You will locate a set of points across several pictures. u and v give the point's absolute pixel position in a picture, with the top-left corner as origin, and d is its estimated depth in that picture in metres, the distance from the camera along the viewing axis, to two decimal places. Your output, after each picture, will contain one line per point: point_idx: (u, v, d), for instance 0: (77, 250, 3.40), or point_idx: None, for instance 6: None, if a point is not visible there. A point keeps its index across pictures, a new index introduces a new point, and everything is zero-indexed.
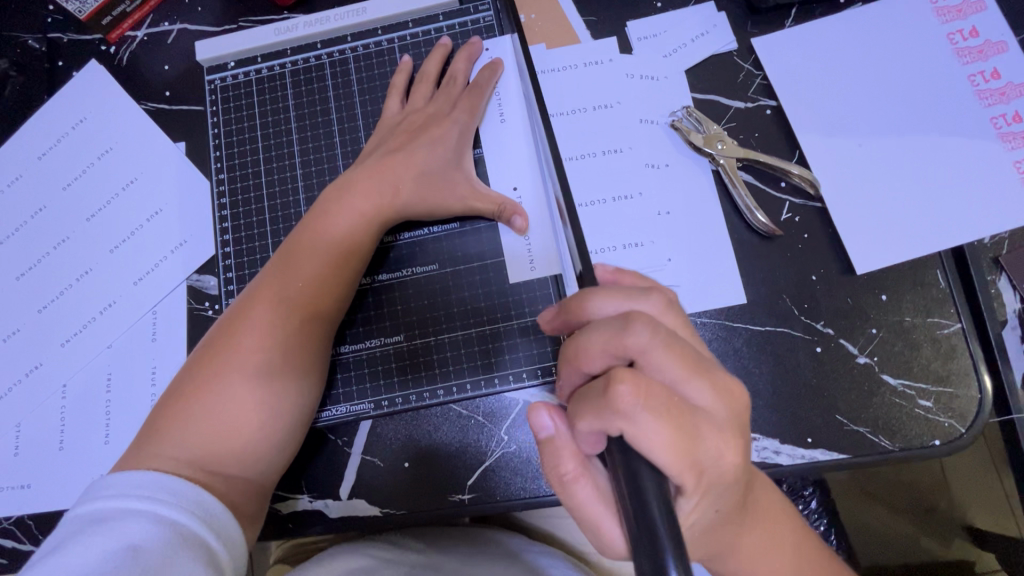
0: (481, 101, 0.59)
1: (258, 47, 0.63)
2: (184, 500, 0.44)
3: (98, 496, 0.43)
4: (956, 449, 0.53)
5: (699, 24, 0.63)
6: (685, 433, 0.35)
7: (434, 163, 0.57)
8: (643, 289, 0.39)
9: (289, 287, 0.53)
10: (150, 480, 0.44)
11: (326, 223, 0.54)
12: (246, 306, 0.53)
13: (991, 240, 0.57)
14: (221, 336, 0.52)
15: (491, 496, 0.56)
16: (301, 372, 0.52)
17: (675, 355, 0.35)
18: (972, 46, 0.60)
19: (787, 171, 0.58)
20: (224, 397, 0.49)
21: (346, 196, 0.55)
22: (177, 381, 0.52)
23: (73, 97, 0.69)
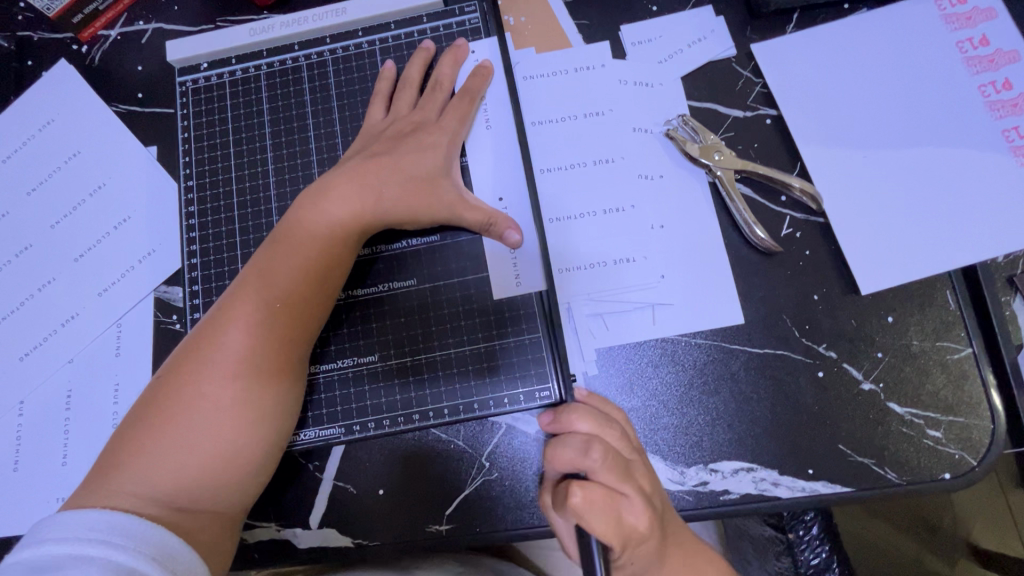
0: (470, 109, 0.56)
1: (233, 48, 0.60)
2: (141, 542, 0.41)
3: (43, 540, 0.40)
4: (967, 483, 0.50)
5: (696, 29, 0.60)
6: (617, 525, 0.39)
7: (421, 170, 0.53)
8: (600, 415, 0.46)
9: (263, 301, 0.49)
10: (106, 520, 0.41)
11: (303, 233, 0.51)
12: (214, 326, 0.49)
13: (1004, 259, 0.54)
14: (186, 357, 0.48)
15: (467, 528, 0.53)
16: (277, 392, 0.48)
17: (613, 466, 0.40)
18: (982, 54, 0.57)
19: (788, 185, 0.55)
20: (194, 425, 0.46)
21: (324, 203, 0.51)
22: (139, 405, 0.48)
23: (40, 97, 0.66)
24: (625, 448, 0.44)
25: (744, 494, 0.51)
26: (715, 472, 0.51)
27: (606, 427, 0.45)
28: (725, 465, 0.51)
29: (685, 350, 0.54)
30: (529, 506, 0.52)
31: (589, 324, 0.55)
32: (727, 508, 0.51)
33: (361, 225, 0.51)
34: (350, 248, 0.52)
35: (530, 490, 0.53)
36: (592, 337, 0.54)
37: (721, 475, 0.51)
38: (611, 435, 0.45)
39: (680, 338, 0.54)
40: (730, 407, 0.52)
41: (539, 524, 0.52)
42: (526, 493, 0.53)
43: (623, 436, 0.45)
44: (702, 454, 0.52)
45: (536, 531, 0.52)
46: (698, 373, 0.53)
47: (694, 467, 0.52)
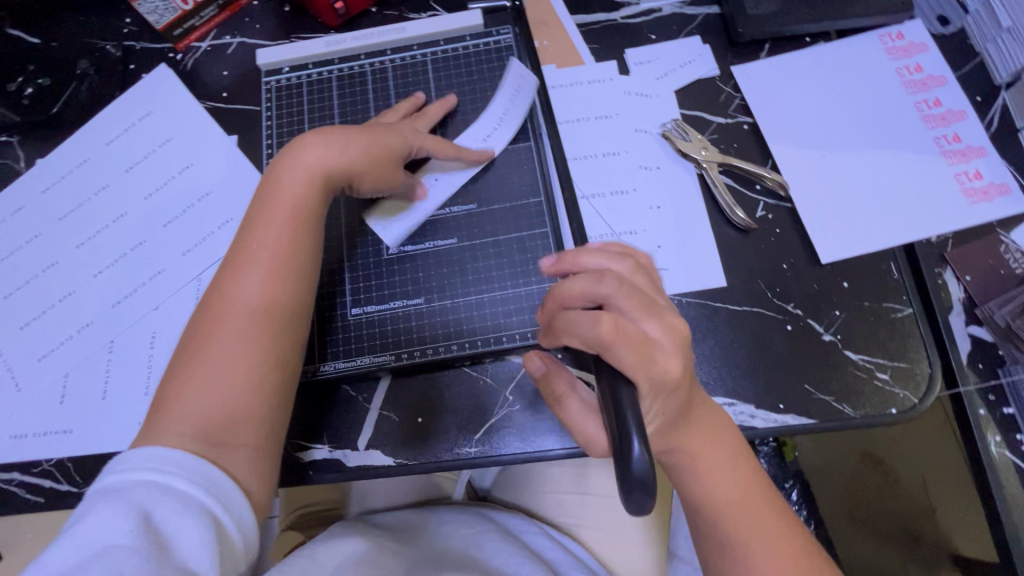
0: (453, 148, 0.66)
1: (310, 55, 0.73)
2: (190, 471, 0.45)
3: (110, 473, 0.44)
4: (911, 417, 0.60)
5: (687, 53, 0.74)
6: (649, 361, 0.42)
7: (394, 149, 0.62)
8: (613, 254, 0.48)
9: (256, 251, 0.55)
10: (159, 457, 0.45)
11: (237, 281, 0.53)
12: (172, 377, 0.51)
13: (936, 239, 0.66)
14: (157, 404, 0.50)
15: (494, 449, 0.62)
16: (276, 328, 0.53)
17: (632, 298, 0.43)
18: (917, 78, 0.71)
19: (761, 175, 0.68)
20: (214, 369, 0.51)
21: (259, 241, 0.55)
22: (165, 370, 0.52)
23: (140, 93, 0.79)
24: (643, 284, 0.47)
25: None
26: None
27: (620, 263, 0.47)
28: (711, 400, 0.62)
29: (677, 306, 0.65)
30: (545, 432, 0.62)
31: None
32: None
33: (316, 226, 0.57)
34: (305, 254, 0.57)
35: (546, 418, 0.62)
36: None
37: None
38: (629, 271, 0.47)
39: (673, 297, 0.65)
40: (715, 351, 0.63)
41: (554, 447, 0.62)
42: (543, 420, 0.63)
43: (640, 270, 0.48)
44: None
45: (552, 453, 0.62)
46: (688, 325, 0.64)
47: None
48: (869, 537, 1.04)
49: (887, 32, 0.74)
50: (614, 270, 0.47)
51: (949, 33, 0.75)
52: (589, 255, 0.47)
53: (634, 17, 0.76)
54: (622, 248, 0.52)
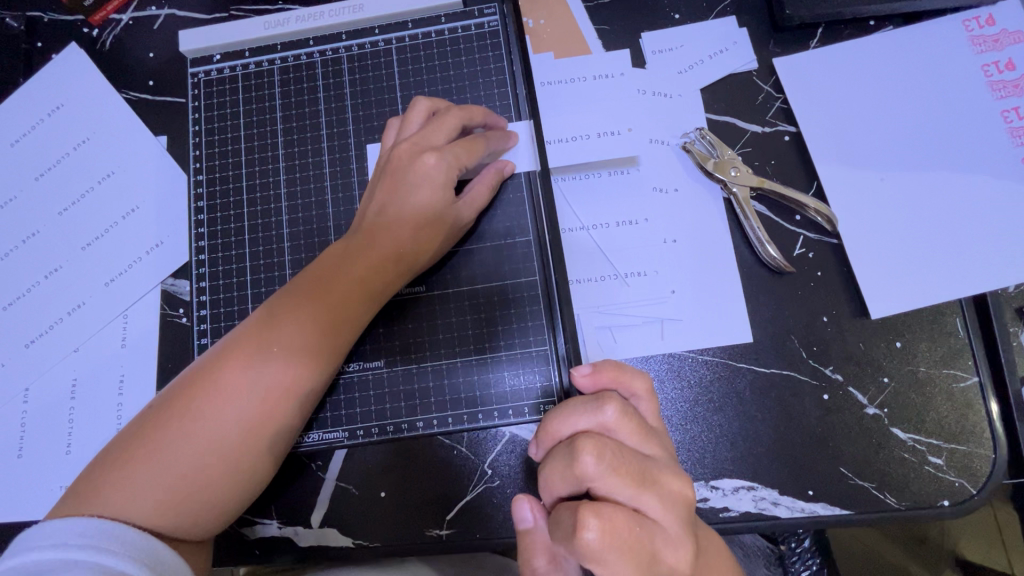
0: (483, 145, 0.52)
1: (245, 41, 0.59)
2: (133, 548, 0.40)
3: (33, 547, 0.39)
4: (965, 511, 0.50)
5: (718, 40, 0.59)
6: (648, 560, 0.33)
7: (423, 195, 0.50)
8: (596, 403, 0.37)
9: (283, 347, 0.47)
10: (97, 526, 0.40)
11: (250, 375, 0.46)
12: (146, 432, 0.45)
13: (1014, 289, 0.54)
14: (127, 446, 0.45)
15: (468, 533, 0.53)
16: (272, 439, 0.47)
17: (622, 478, 0.34)
18: (1007, 79, 0.56)
19: (803, 204, 0.55)
20: (193, 454, 0.45)
21: (273, 326, 0.48)
22: (153, 407, 0.47)
23: (49, 81, 0.65)
24: (640, 439, 0.37)
25: (743, 512, 0.51)
26: (716, 489, 0.52)
27: (607, 412, 0.37)
28: (726, 482, 0.52)
29: (691, 367, 0.54)
30: None
31: (597, 337, 0.55)
32: (727, 526, 0.51)
33: (342, 327, 0.49)
34: (325, 357, 0.49)
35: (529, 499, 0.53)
36: (600, 350, 0.54)
37: (722, 492, 0.52)
38: (621, 422, 0.37)
39: (687, 354, 0.54)
40: (733, 425, 0.53)
41: None
42: None
43: (639, 416, 0.38)
44: (704, 471, 0.52)
45: None
46: (703, 391, 0.53)
47: (695, 483, 0.52)
48: (870, 533, 0.87)
49: (974, 15, 0.58)
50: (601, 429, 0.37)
51: None
52: (570, 410, 0.38)
53: None
54: (613, 376, 0.40)
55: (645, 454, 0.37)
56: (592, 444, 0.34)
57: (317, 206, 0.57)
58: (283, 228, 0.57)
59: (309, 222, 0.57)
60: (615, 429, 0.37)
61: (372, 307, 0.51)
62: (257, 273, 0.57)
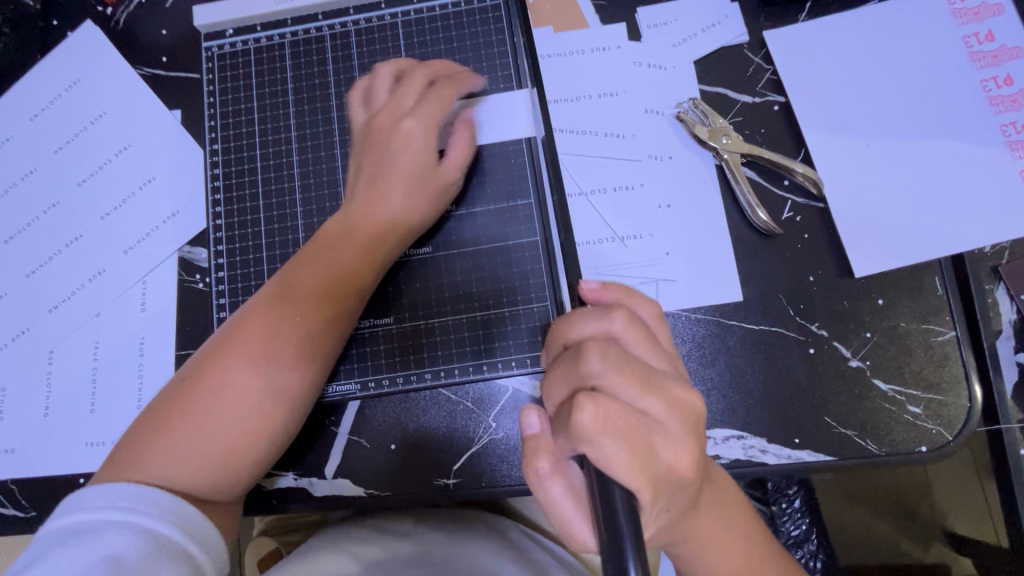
0: (452, 95, 0.55)
1: (258, 16, 0.62)
2: (165, 511, 0.43)
3: (79, 509, 0.42)
4: (941, 456, 0.54)
5: (711, 14, 0.62)
6: (644, 451, 0.34)
7: (404, 156, 0.52)
8: (604, 312, 0.39)
9: (290, 318, 0.50)
10: (133, 490, 0.43)
11: (262, 346, 0.49)
12: (171, 406, 0.48)
13: (991, 249, 0.57)
14: (154, 420, 0.48)
15: (475, 481, 0.56)
16: (291, 403, 0.50)
17: (627, 377, 0.35)
18: (987, 50, 0.59)
19: (791, 169, 0.57)
20: (215, 423, 0.47)
21: (287, 299, 0.51)
22: (171, 388, 0.50)
23: (66, 58, 0.67)
24: (646, 351, 0.38)
25: (734, 459, 0.54)
26: (708, 438, 0.55)
27: (615, 326, 0.38)
28: (717, 432, 0.55)
29: (685, 325, 0.57)
30: None
31: None
32: None
33: (351, 297, 0.52)
34: (332, 325, 0.52)
35: None
36: None
37: (714, 441, 0.55)
38: (625, 331, 0.38)
39: (680, 312, 0.57)
40: (725, 377, 0.56)
41: None
42: None
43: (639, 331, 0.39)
44: None
45: None
46: (696, 346, 0.56)
47: None
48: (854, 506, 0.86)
49: None
50: (610, 338, 0.38)
51: None
52: (580, 316, 0.39)
53: None
54: (620, 295, 0.43)
55: (649, 363, 0.38)
56: (597, 345, 0.36)
57: (328, 173, 0.60)
58: (296, 195, 0.60)
59: (320, 189, 0.59)
60: (621, 342, 0.38)
61: (376, 276, 0.54)
62: (272, 237, 0.59)
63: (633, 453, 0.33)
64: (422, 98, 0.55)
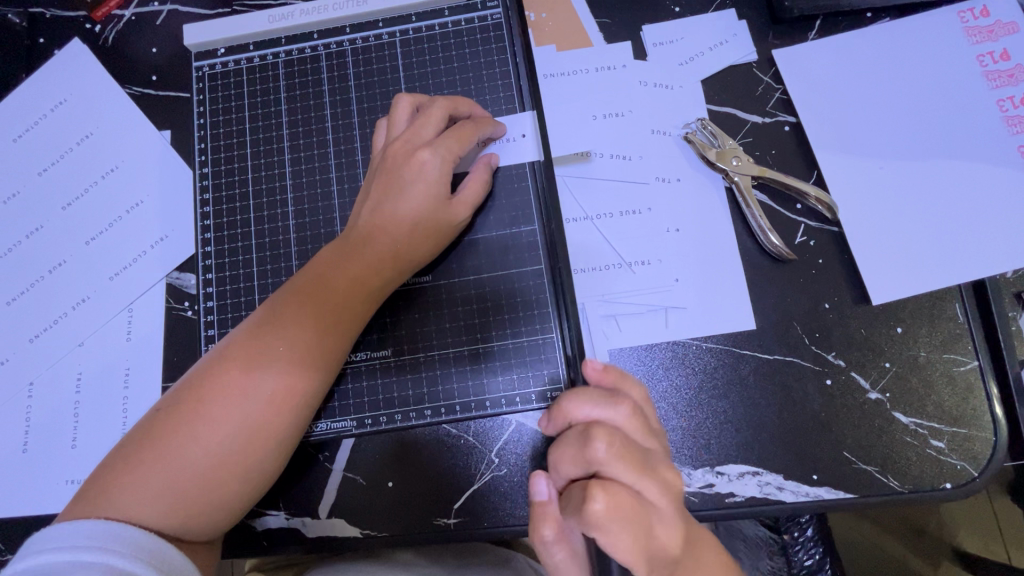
0: (474, 132, 0.53)
1: (250, 34, 0.60)
2: (139, 549, 0.41)
3: (42, 550, 0.39)
4: (968, 493, 0.51)
5: (718, 32, 0.60)
6: (647, 540, 0.35)
7: (416, 192, 0.51)
8: (610, 398, 0.40)
9: (277, 349, 0.47)
10: (103, 529, 0.41)
11: (248, 380, 0.46)
12: (153, 433, 0.46)
13: (1013, 274, 0.54)
14: (135, 447, 0.45)
15: (476, 521, 0.53)
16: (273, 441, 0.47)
17: (628, 460, 0.36)
18: (1001, 69, 0.57)
19: (803, 192, 0.55)
20: (195, 458, 0.45)
21: (280, 332, 0.48)
22: (154, 413, 0.47)
23: (51, 77, 0.64)
24: (644, 436, 0.39)
25: (749, 497, 0.52)
26: (722, 475, 0.52)
27: (619, 411, 0.39)
28: (731, 468, 0.52)
29: (696, 354, 0.54)
30: None
31: (602, 326, 0.55)
32: (732, 511, 0.52)
33: (343, 331, 0.50)
34: (324, 361, 0.49)
35: None
36: (606, 339, 0.55)
37: (727, 478, 0.52)
38: (626, 414, 0.39)
39: (691, 342, 0.54)
40: (737, 410, 0.53)
41: None
42: None
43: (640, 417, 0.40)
44: (710, 457, 0.52)
45: None
46: (707, 377, 0.54)
47: (701, 469, 0.52)
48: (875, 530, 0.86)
49: (968, 7, 0.59)
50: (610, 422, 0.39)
51: None
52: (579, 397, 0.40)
53: None
54: (618, 379, 0.42)
55: (647, 449, 0.39)
56: (603, 431, 0.36)
57: (323, 197, 0.57)
58: (289, 220, 0.57)
59: (315, 214, 0.57)
60: (623, 428, 0.39)
61: (372, 306, 0.51)
62: (264, 264, 0.57)
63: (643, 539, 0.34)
64: (444, 131, 0.53)
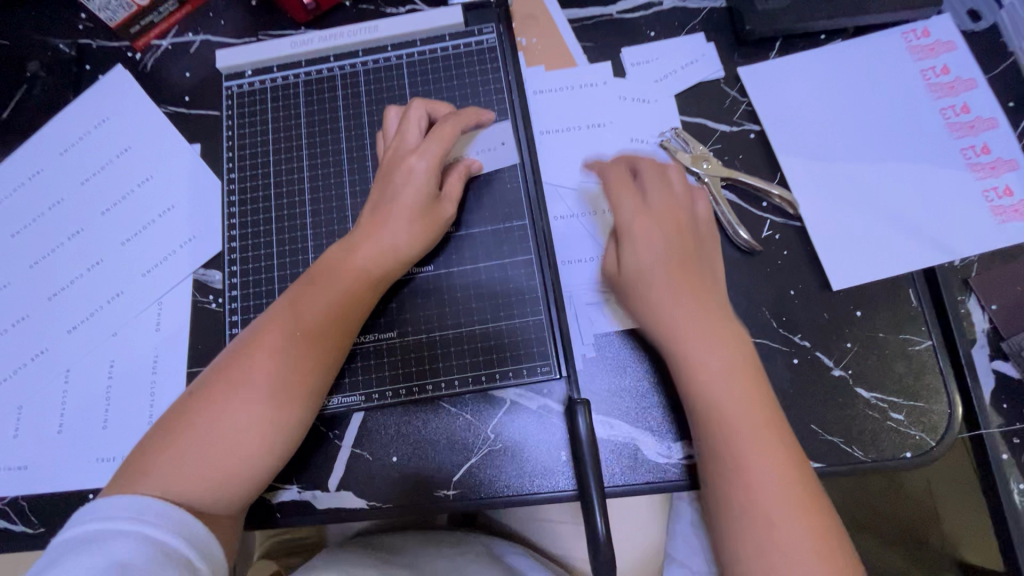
0: (453, 130, 0.58)
1: (274, 58, 0.68)
2: (170, 521, 0.45)
3: (88, 520, 0.44)
4: (926, 461, 0.55)
5: (689, 53, 0.68)
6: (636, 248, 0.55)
7: (406, 195, 0.56)
8: (664, 167, 0.58)
9: (287, 336, 0.53)
10: (140, 503, 0.45)
11: (263, 365, 0.51)
12: (153, 451, 0.49)
13: (960, 263, 0.60)
14: (165, 432, 0.50)
15: (474, 492, 0.58)
16: (288, 419, 0.52)
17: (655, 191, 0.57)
18: (943, 82, 0.64)
19: (768, 192, 0.61)
20: (218, 438, 0.49)
21: (290, 323, 0.53)
22: (180, 402, 0.52)
23: (96, 98, 0.72)
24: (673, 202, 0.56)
25: None
26: None
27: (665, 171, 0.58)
28: None
29: None
30: (531, 474, 0.58)
31: (589, 312, 0.61)
32: None
33: (348, 320, 0.55)
34: (331, 345, 0.54)
35: (530, 459, 0.58)
36: (592, 323, 0.60)
37: None
38: (668, 182, 0.57)
39: None
40: None
41: (538, 490, 0.57)
42: (527, 462, 0.58)
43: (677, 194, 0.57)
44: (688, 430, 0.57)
45: (536, 497, 0.57)
46: None
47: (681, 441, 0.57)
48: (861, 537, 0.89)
49: (911, 29, 0.66)
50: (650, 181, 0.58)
51: (980, 30, 0.67)
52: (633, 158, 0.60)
53: (633, 11, 0.69)
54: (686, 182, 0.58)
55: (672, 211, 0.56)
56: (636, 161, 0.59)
57: (337, 199, 0.64)
58: (306, 219, 0.64)
59: (329, 214, 0.64)
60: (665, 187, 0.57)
61: (352, 325, 0.56)
62: (283, 258, 0.63)
63: (650, 279, 0.54)
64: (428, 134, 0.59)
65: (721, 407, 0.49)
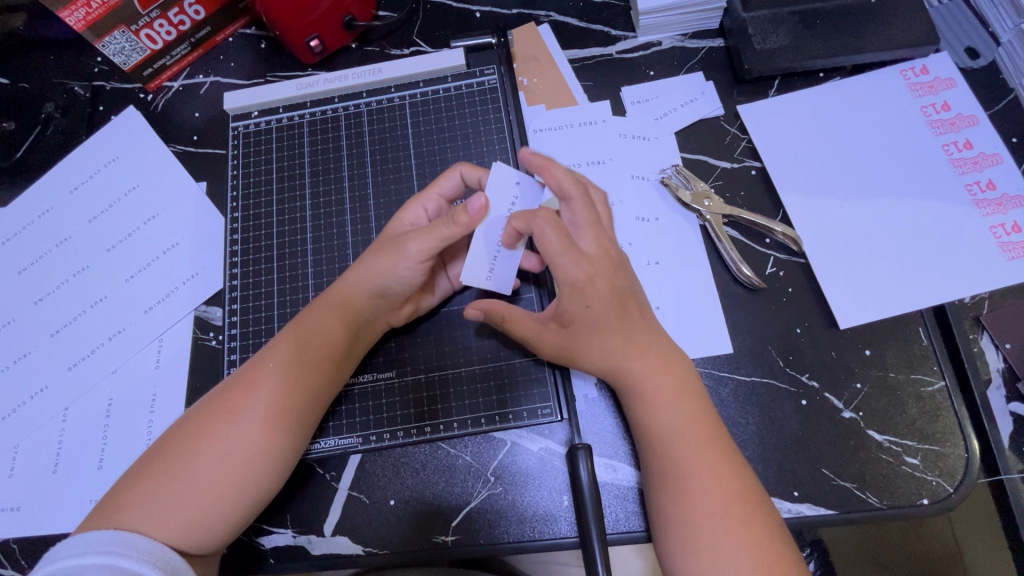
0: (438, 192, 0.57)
1: (280, 99, 0.69)
2: (142, 551, 0.44)
3: (57, 557, 0.43)
4: (944, 509, 0.53)
5: (688, 91, 0.68)
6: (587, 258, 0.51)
7: (394, 228, 0.57)
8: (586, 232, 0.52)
9: (268, 378, 0.51)
10: (112, 535, 0.44)
11: (244, 404, 0.50)
12: (121, 492, 0.48)
13: (971, 300, 0.59)
14: (145, 466, 0.49)
15: (472, 538, 0.56)
16: (269, 460, 0.50)
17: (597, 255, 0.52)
18: (945, 118, 0.64)
19: (771, 229, 0.61)
20: (197, 476, 0.48)
21: (274, 363, 0.52)
22: (164, 436, 0.51)
23: (106, 138, 0.74)
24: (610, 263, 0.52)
25: None
26: None
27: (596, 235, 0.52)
28: None
29: None
30: (530, 520, 0.56)
31: None
32: None
33: (332, 362, 0.54)
34: (312, 389, 0.53)
35: (529, 504, 0.56)
36: None
37: None
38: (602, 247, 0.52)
39: None
40: None
41: (539, 536, 0.55)
42: (527, 507, 0.56)
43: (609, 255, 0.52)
44: None
45: (537, 543, 0.55)
46: None
47: None
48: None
49: (910, 66, 0.67)
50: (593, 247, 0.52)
51: (980, 67, 0.68)
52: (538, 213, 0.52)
53: (632, 51, 0.70)
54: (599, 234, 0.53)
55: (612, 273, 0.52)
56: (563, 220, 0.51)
57: (339, 237, 0.64)
58: (308, 256, 0.64)
59: (330, 251, 0.64)
60: (595, 253, 0.52)
61: (332, 371, 0.54)
62: (283, 296, 0.63)
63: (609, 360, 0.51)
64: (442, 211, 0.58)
65: (690, 491, 0.47)
